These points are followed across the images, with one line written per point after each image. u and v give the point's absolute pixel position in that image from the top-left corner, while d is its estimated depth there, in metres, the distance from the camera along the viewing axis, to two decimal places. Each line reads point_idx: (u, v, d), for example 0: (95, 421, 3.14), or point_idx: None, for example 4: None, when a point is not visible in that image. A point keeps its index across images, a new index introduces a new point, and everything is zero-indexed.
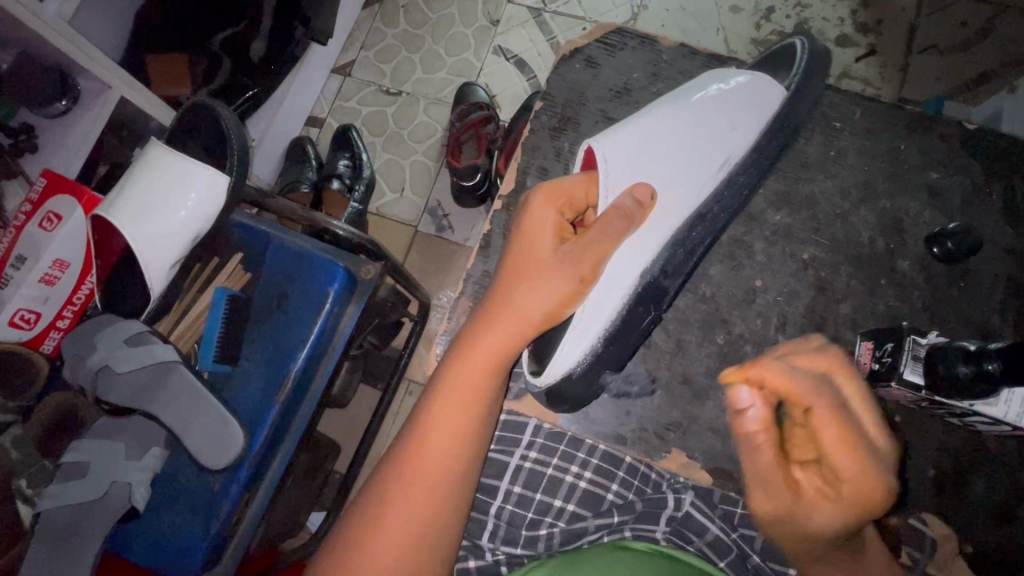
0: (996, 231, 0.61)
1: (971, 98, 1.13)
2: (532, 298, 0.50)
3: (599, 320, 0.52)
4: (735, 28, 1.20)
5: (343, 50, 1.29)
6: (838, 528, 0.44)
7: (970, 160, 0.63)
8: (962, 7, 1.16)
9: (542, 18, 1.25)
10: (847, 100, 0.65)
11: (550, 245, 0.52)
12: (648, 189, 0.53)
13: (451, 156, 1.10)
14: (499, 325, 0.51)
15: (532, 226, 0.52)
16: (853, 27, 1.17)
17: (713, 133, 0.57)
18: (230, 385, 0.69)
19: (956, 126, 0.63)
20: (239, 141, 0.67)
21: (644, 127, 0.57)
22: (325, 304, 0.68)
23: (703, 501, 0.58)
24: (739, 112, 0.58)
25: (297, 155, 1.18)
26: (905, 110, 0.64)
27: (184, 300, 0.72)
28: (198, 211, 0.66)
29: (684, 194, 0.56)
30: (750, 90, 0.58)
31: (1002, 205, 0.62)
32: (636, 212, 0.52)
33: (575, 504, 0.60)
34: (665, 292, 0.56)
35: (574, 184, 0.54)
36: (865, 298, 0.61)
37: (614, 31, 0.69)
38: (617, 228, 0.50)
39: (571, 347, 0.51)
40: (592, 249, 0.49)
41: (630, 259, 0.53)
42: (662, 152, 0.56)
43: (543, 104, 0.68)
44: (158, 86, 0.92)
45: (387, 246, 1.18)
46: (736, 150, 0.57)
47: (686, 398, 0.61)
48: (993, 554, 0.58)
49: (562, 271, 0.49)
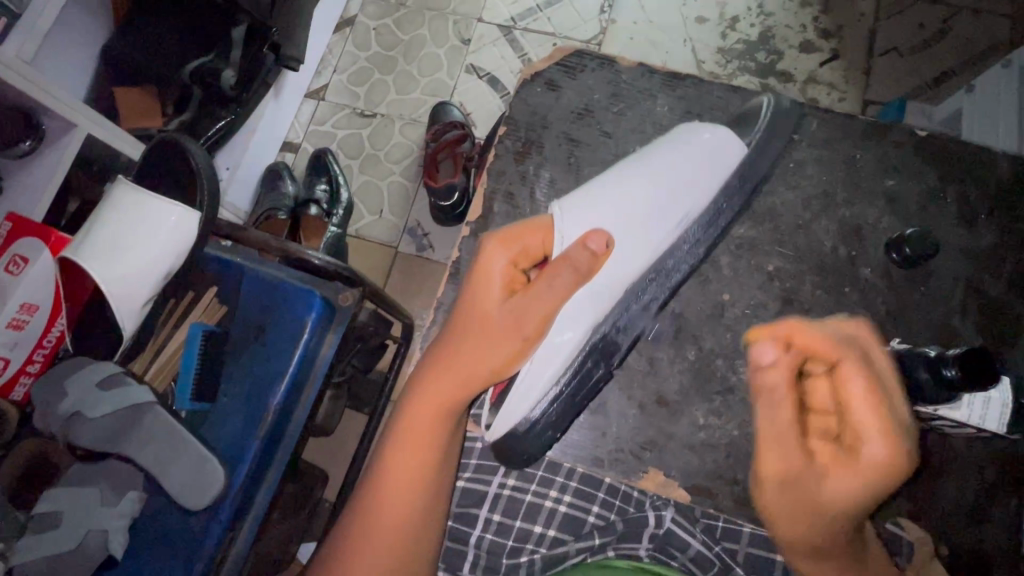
0: (954, 233, 0.63)
1: (932, 97, 1.16)
2: (479, 356, 0.51)
3: (546, 378, 0.54)
4: (702, 38, 1.22)
5: (317, 74, 1.29)
6: (850, 498, 0.46)
7: (925, 165, 0.64)
8: (918, 10, 1.20)
9: (512, 36, 1.27)
10: (804, 111, 0.66)
11: (498, 298, 0.52)
12: (603, 238, 0.53)
13: (428, 177, 1.10)
14: (448, 378, 0.52)
15: (481, 275, 0.52)
16: (815, 33, 1.20)
17: (670, 180, 0.58)
18: (209, 422, 0.68)
19: (909, 133, 0.65)
20: (209, 175, 0.67)
21: (605, 182, 0.58)
22: (302, 334, 0.67)
23: (684, 517, 0.60)
24: (698, 158, 0.58)
25: (273, 180, 1.17)
26: (860, 119, 0.66)
27: (160, 336, 0.71)
28: (170, 246, 0.66)
29: (639, 249, 0.56)
30: (708, 134, 0.59)
31: (958, 208, 0.63)
32: (590, 265, 0.52)
33: (556, 529, 0.61)
34: (619, 347, 0.57)
35: (528, 234, 0.53)
36: (831, 306, 0.62)
37: (573, 54, 0.70)
38: (565, 286, 0.51)
39: (519, 400, 0.53)
40: (539, 309, 0.50)
41: (581, 316, 0.54)
42: (622, 206, 0.57)
43: (506, 129, 0.69)
44: (126, 120, 0.92)
45: (368, 269, 1.17)
46: (693, 208, 0.58)
47: (661, 416, 0.61)
48: (968, 555, 0.59)
49: (506, 332, 0.50)
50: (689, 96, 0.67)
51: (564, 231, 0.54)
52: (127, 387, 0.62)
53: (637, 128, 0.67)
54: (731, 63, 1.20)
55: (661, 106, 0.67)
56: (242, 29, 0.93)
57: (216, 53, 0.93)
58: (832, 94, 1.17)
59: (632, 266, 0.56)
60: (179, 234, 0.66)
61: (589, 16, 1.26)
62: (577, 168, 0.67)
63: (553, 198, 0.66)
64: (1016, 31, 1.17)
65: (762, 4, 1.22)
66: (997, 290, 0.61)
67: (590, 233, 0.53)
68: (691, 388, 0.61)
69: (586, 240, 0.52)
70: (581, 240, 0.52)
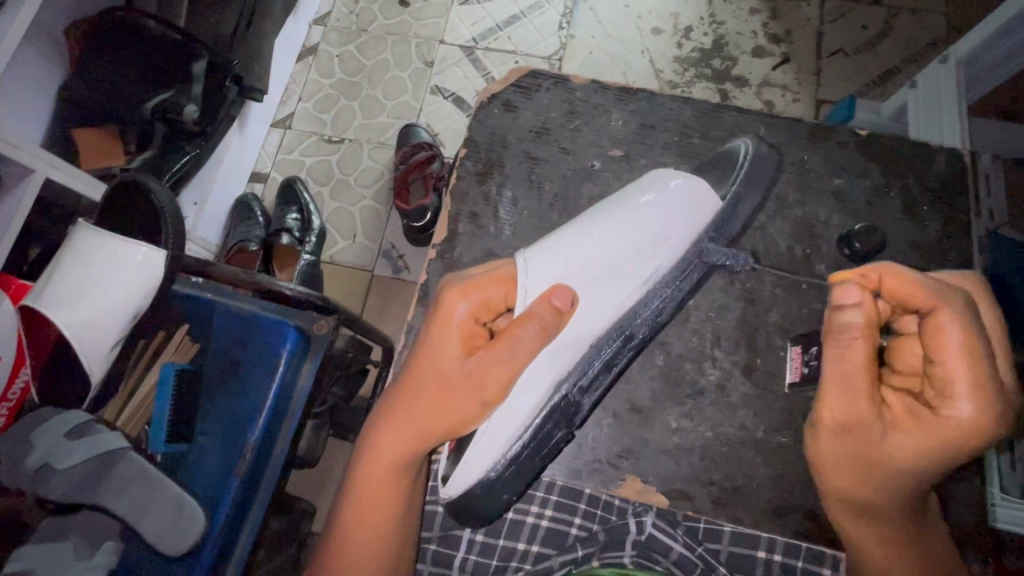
0: (899, 226, 0.66)
1: (880, 93, 1.21)
2: (434, 414, 0.49)
3: (500, 442, 0.52)
4: (659, 49, 1.26)
5: (282, 103, 1.29)
6: (914, 452, 0.49)
7: (868, 163, 0.67)
8: (860, 13, 1.26)
9: (475, 55, 1.29)
10: (752, 118, 0.69)
11: (456, 357, 0.50)
12: (568, 293, 0.50)
13: (399, 199, 1.10)
14: (403, 435, 0.51)
15: (441, 326, 0.50)
16: (765, 39, 1.25)
17: (641, 240, 0.56)
18: (186, 463, 0.67)
19: (851, 134, 0.68)
20: (173, 214, 0.66)
21: (573, 231, 0.56)
22: (279, 366, 0.66)
23: (666, 522, 0.61)
24: (672, 216, 0.57)
25: (243, 213, 1.16)
26: (805, 122, 0.69)
27: (131, 379, 0.70)
28: (134, 290, 0.64)
29: (604, 306, 0.55)
30: (689, 194, 0.58)
31: (901, 202, 0.66)
32: (554, 321, 0.49)
33: (539, 545, 0.63)
34: (579, 409, 0.56)
35: (493, 285, 0.52)
36: (791, 304, 0.63)
37: (527, 75, 0.72)
38: (527, 351, 0.48)
39: (471, 467, 0.51)
40: (493, 374, 0.48)
41: (539, 378, 0.53)
42: (590, 259, 0.54)
43: (466, 151, 0.70)
44: (86, 162, 0.90)
45: (343, 295, 1.16)
46: (660, 266, 0.57)
47: (634, 423, 0.61)
48: (939, 534, 0.61)
49: (464, 391, 0.48)
50: (641, 109, 0.69)
51: (528, 285, 0.52)
52: (98, 434, 0.61)
53: (594, 143, 0.69)
54: (688, 71, 1.24)
55: (615, 120, 0.69)
56: (202, 63, 0.93)
57: (177, 87, 0.92)
58: (786, 96, 1.21)
59: (595, 328, 0.55)
60: (146, 270, 0.65)
61: (548, 32, 1.29)
62: (538, 185, 0.68)
63: (516, 216, 0.67)
64: (952, 28, 1.23)
65: (713, 14, 1.27)
66: (945, 278, 0.64)
67: (554, 287, 0.50)
68: (662, 394, 0.62)
69: (551, 296, 0.49)
70: (546, 295, 0.50)
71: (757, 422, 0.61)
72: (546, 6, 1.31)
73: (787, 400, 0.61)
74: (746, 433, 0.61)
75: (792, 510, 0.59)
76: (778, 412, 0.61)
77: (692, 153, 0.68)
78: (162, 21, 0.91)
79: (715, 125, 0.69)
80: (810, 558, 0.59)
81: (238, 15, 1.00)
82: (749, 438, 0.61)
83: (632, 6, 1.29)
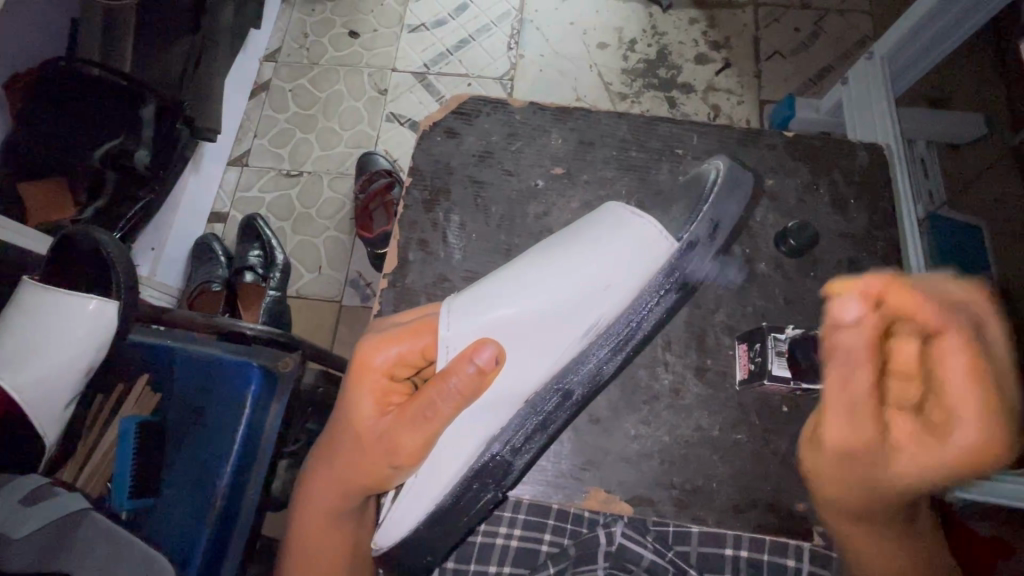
0: (830, 220, 0.69)
1: (817, 91, 1.27)
2: (355, 470, 0.50)
3: (424, 500, 0.52)
4: (606, 63, 1.30)
5: (237, 141, 1.29)
6: (913, 476, 0.48)
7: (797, 163, 0.71)
8: (792, 17, 1.32)
9: (428, 80, 1.31)
10: (686, 128, 0.72)
11: (371, 415, 0.49)
12: (494, 352, 0.47)
13: (362, 228, 1.11)
14: (331, 487, 0.52)
15: (358, 381, 0.50)
16: (706, 46, 1.30)
17: (583, 291, 0.52)
18: (152, 519, 0.65)
19: (779, 136, 0.72)
20: (124, 261, 0.64)
21: (510, 277, 0.52)
22: (245, 409, 0.65)
23: (635, 530, 0.63)
24: (620, 263, 0.53)
25: (203, 254, 1.14)
26: (736, 128, 0.72)
27: (88, 440, 0.68)
28: (85, 346, 0.63)
29: (536, 362, 0.52)
30: (638, 236, 0.53)
31: (829, 197, 0.70)
32: (476, 383, 0.46)
33: (511, 564, 0.63)
34: (510, 468, 0.55)
35: (407, 339, 0.50)
36: (735, 303, 0.66)
37: (467, 101, 0.73)
38: (441, 417, 0.46)
39: (395, 523, 0.52)
40: (405, 439, 0.47)
41: (462, 440, 0.51)
42: (519, 314, 0.51)
43: (412, 180, 0.71)
44: (32, 218, 0.86)
45: (311, 328, 1.15)
46: (604, 317, 0.53)
47: (594, 434, 0.62)
48: None
49: (378, 453, 0.48)
50: (579, 127, 0.72)
51: (450, 339, 0.49)
52: (56, 498, 0.58)
53: (536, 163, 0.71)
54: (636, 82, 1.28)
55: (555, 139, 0.72)
56: (150, 108, 0.91)
57: (126, 135, 0.90)
58: (731, 99, 1.26)
59: (529, 385, 0.53)
60: (97, 323, 0.63)
61: (498, 54, 1.31)
62: (485, 208, 0.69)
63: (465, 240, 0.68)
64: (877, 26, 1.31)
65: (655, 26, 1.32)
66: (876, 266, 0.67)
67: (480, 343, 0.47)
68: (619, 403, 0.63)
69: (474, 356, 0.46)
70: (469, 353, 0.46)
71: (712, 421, 0.62)
72: (494, 29, 1.34)
73: (738, 397, 0.63)
74: (702, 433, 0.62)
75: (751, 506, 0.60)
76: (732, 410, 0.63)
77: (631, 165, 0.71)
78: (110, 69, 0.88)
79: (651, 137, 0.72)
80: (774, 549, 0.63)
81: (185, 57, 0.97)
82: (706, 438, 0.62)
83: (577, 23, 1.33)
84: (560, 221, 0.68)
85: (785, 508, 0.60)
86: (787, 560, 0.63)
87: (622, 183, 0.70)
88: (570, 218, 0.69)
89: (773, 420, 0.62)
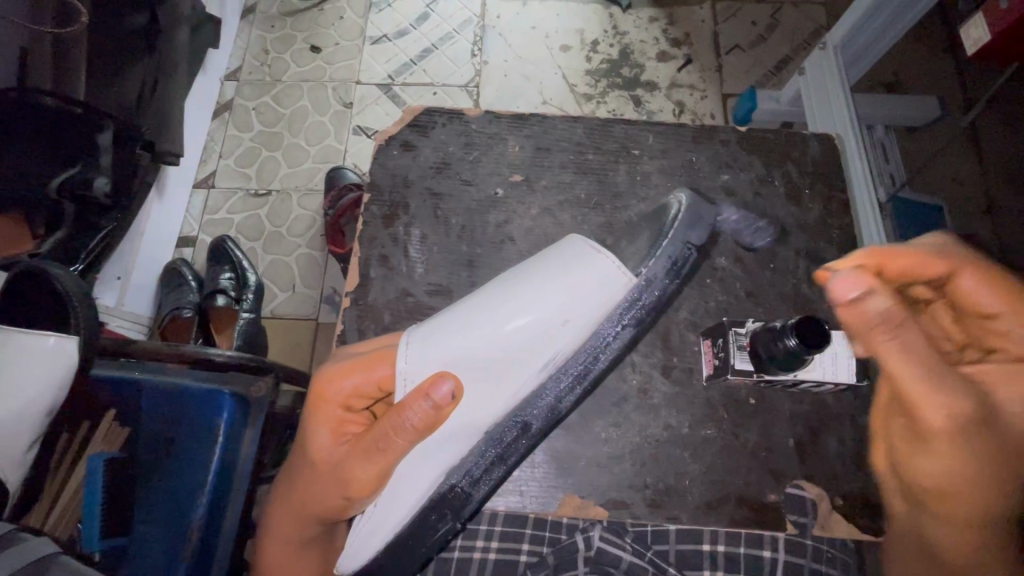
0: (786, 212, 0.70)
1: (777, 82, 1.29)
2: (316, 495, 0.52)
3: (382, 532, 0.52)
4: (569, 64, 1.31)
5: (201, 163, 1.26)
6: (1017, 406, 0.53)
7: (751, 158, 0.72)
8: (748, 11, 1.34)
9: (393, 92, 1.30)
10: (640, 129, 0.73)
11: (326, 445, 0.51)
12: (452, 387, 0.47)
13: (335, 245, 1.09)
14: (290, 515, 0.55)
15: (313, 410, 0.52)
16: (667, 43, 1.31)
17: (542, 324, 0.51)
18: (124, 558, 0.63)
19: (732, 132, 0.73)
20: (81, 296, 0.61)
21: (468, 306, 0.53)
22: (216, 438, 0.64)
23: (613, 533, 0.63)
24: (574, 300, 0.51)
25: (173, 279, 1.11)
26: (689, 126, 0.73)
27: (54, 480, 0.66)
28: (44, 387, 0.59)
29: (497, 396, 0.52)
30: (591, 272, 0.52)
31: (784, 190, 0.71)
32: (430, 419, 0.46)
33: None
34: (469, 498, 0.55)
35: (361, 373, 0.51)
36: (697, 300, 0.67)
37: (423, 114, 0.73)
38: (393, 450, 0.47)
39: (354, 550, 0.52)
40: (356, 472, 0.48)
41: (419, 472, 0.51)
42: (480, 348, 0.50)
43: (371, 197, 0.70)
44: None
45: (287, 349, 1.13)
46: (560, 350, 0.52)
47: (566, 438, 0.62)
48: (859, 497, 0.62)
49: (330, 484, 0.50)
50: (536, 133, 0.73)
51: (407, 371, 0.50)
52: (24, 544, 0.52)
53: (494, 171, 0.71)
54: (600, 82, 1.29)
55: (512, 146, 0.72)
56: (108, 134, 0.85)
57: (82, 163, 0.83)
58: (694, 94, 1.27)
59: (490, 418, 0.52)
60: (56, 361, 0.60)
61: (462, 61, 1.31)
62: (445, 220, 0.69)
63: (426, 252, 0.68)
64: (831, 16, 1.34)
65: (616, 26, 1.33)
66: (833, 253, 0.69)
67: (438, 378, 0.47)
68: (588, 407, 0.63)
69: (430, 391, 0.46)
70: (427, 389, 0.46)
71: (681, 419, 0.63)
72: (457, 37, 1.34)
73: (706, 393, 0.64)
74: (672, 432, 0.62)
75: (723, 501, 0.61)
76: (700, 406, 0.63)
77: (589, 169, 0.71)
78: (66, 98, 0.79)
79: (607, 140, 0.73)
80: (750, 542, 0.63)
81: (143, 81, 0.94)
82: (676, 436, 0.62)
83: (539, 27, 1.34)
84: (521, 229, 0.69)
85: (757, 500, 0.61)
86: (763, 552, 0.63)
87: (581, 187, 0.70)
88: (531, 224, 0.69)
89: (740, 412, 0.63)
